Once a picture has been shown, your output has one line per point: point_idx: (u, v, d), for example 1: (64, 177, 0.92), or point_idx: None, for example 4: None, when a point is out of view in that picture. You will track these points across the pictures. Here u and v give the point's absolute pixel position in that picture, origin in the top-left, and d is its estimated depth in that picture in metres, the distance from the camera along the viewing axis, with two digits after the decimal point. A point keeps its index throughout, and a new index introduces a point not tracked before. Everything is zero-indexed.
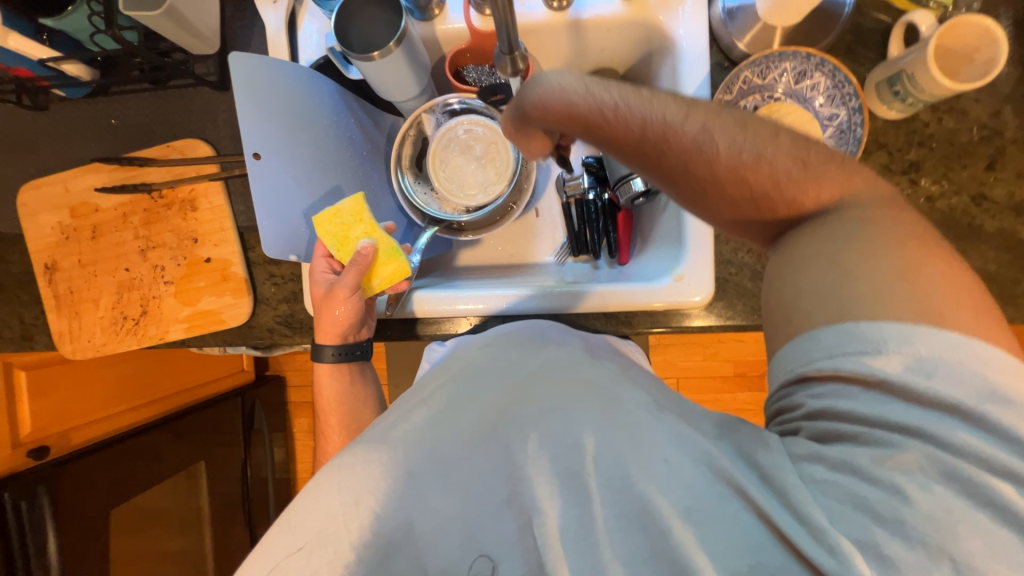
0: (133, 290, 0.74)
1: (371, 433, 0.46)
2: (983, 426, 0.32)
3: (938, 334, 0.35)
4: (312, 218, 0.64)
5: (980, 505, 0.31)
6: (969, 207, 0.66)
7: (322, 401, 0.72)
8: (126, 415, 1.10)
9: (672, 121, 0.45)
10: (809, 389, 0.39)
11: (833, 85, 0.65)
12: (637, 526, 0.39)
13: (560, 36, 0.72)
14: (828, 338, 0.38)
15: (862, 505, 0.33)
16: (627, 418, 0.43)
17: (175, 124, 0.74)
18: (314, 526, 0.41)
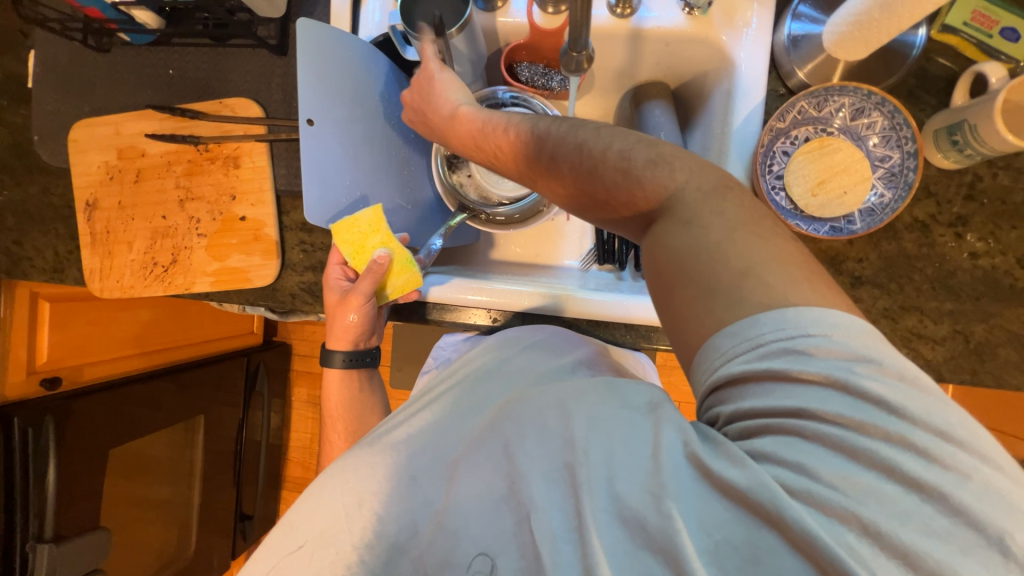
0: (166, 238, 0.76)
1: (372, 436, 0.50)
2: (861, 401, 0.32)
3: (806, 320, 0.35)
4: (329, 225, 0.63)
5: (890, 478, 0.31)
6: (1013, 268, 0.64)
7: (328, 407, 0.73)
8: (140, 358, 1.15)
9: (554, 134, 0.51)
10: (730, 389, 0.37)
11: (890, 127, 0.64)
12: (623, 519, 0.37)
13: (618, 42, 0.72)
14: (738, 327, 0.36)
15: (792, 494, 0.32)
16: (615, 417, 0.41)
17: (230, 82, 0.75)
18: (317, 527, 0.44)
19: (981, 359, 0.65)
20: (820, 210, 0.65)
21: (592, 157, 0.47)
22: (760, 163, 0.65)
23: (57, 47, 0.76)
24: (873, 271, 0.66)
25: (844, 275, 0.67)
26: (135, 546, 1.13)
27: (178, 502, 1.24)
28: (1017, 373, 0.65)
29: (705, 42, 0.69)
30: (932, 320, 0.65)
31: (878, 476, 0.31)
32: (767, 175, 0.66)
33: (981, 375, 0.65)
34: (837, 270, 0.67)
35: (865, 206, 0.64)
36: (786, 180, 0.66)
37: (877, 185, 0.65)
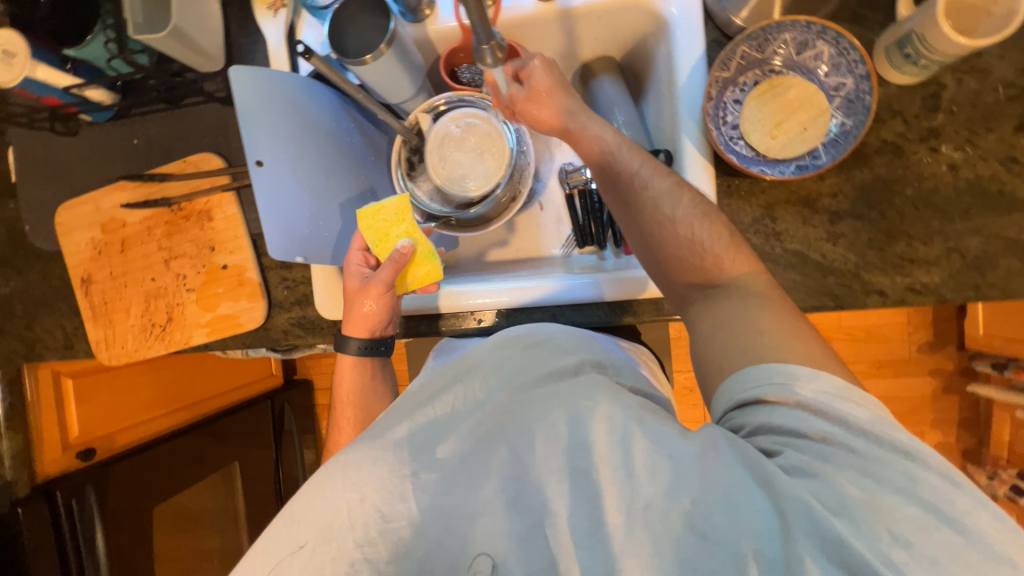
0: (159, 299, 0.79)
1: (373, 432, 0.47)
2: (863, 433, 0.40)
3: (814, 382, 0.43)
4: (356, 212, 0.68)
5: (901, 493, 0.37)
6: (999, 173, 0.61)
7: (340, 392, 0.73)
8: (174, 415, 1.18)
9: (647, 180, 0.58)
10: (754, 414, 0.44)
11: (838, 53, 0.62)
12: (645, 524, 0.38)
13: (549, 25, 0.72)
14: (756, 369, 0.45)
15: (827, 508, 0.37)
16: (631, 421, 0.43)
17: (190, 140, 0.78)
18: (318, 522, 0.42)
19: (983, 273, 0.62)
20: (782, 151, 0.64)
21: (678, 218, 0.57)
22: (711, 117, 0.64)
23: (30, 140, 0.81)
24: (850, 203, 0.64)
25: (821, 212, 0.65)
26: None
27: (231, 549, 1.28)
28: None
29: (634, 7, 0.68)
30: (922, 242, 0.63)
31: (892, 492, 0.37)
32: (721, 127, 0.64)
33: (985, 290, 0.62)
34: (812, 209, 0.65)
35: (828, 137, 0.63)
36: (743, 129, 0.64)
37: (836, 114, 0.63)
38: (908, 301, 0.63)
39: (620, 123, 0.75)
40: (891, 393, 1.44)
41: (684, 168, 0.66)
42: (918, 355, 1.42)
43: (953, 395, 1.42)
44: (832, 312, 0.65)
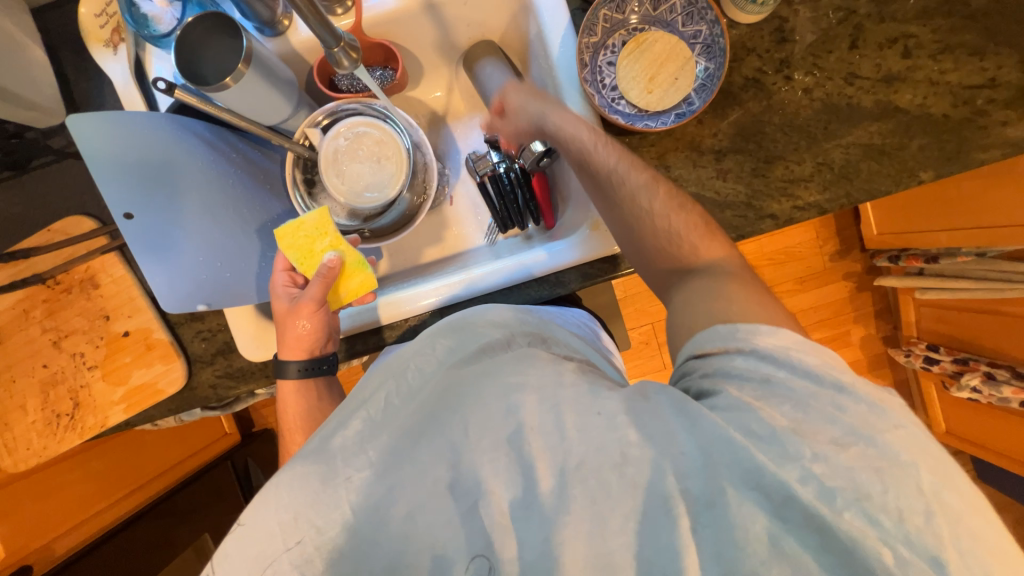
0: (58, 385, 0.71)
1: (307, 445, 0.46)
2: (808, 374, 0.42)
3: (778, 334, 0.45)
4: (273, 231, 0.64)
5: (821, 417, 0.39)
6: (844, 89, 0.68)
7: (287, 420, 0.68)
8: (123, 501, 1.09)
9: (624, 175, 0.59)
10: (707, 366, 0.47)
11: (687, 4, 0.66)
12: (578, 483, 0.40)
13: (417, 18, 0.71)
14: (722, 330, 0.48)
15: (750, 437, 0.39)
16: (561, 391, 0.44)
17: (50, 205, 0.70)
18: (252, 551, 0.40)
19: (850, 180, 0.69)
20: (660, 104, 0.68)
21: (653, 207, 0.58)
22: (589, 81, 0.67)
23: None
24: (729, 140, 0.69)
25: (706, 153, 0.69)
26: None
27: None
28: (884, 178, 0.69)
29: None
30: (795, 163, 0.69)
31: (815, 418, 0.39)
32: (602, 91, 0.68)
33: (854, 195, 0.69)
34: (698, 152, 0.69)
35: (697, 83, 0.67)
36: (621, 89, 0.68)
37: (700, 61, 0.67)
38: (795, 218, 0.69)
39: None
40: (816, 303, 1.58)
41: None
42: (830, 264, 1.57)
43: (865, 292, 1.59)
44: (734, 242, 0.70)
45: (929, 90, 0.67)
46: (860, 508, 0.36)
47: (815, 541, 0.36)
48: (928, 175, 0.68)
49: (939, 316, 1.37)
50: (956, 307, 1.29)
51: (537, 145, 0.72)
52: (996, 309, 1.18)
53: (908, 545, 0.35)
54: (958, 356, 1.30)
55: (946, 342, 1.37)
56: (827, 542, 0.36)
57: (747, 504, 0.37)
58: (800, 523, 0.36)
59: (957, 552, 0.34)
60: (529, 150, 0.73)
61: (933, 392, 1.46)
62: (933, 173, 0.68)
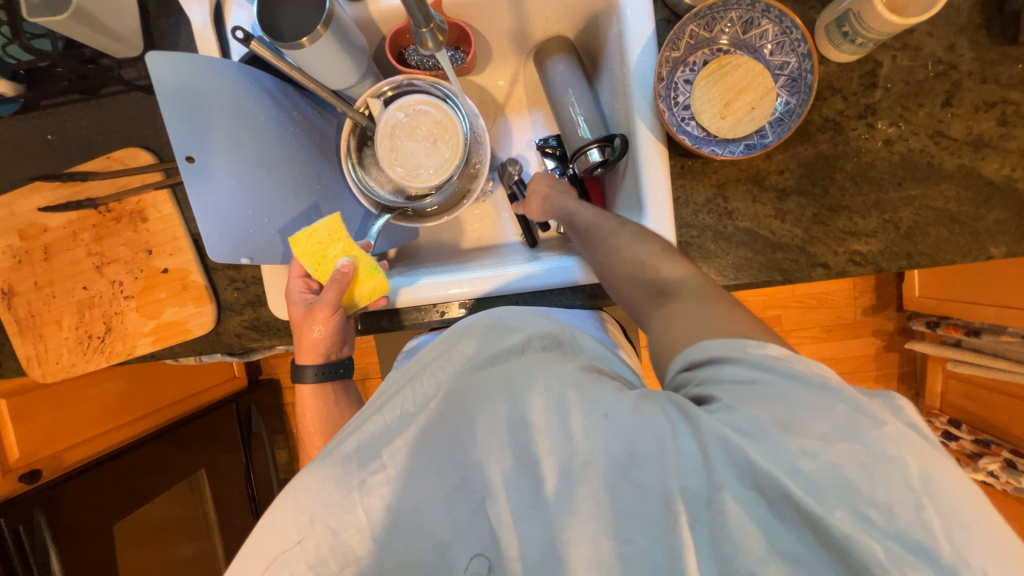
0: (94, 308, 0.73)
1: (328, 444, 0.47)
2: (793, 374, 0.38)
3: (767, 350, 0.40)
4: (287, 240, 0.64)
5: (817, 413, 0.35)
6: (929, 146, 0.65)
7: (305, 422, 0.71)
8: (133, 425, 1.12)
9: (609, 231, 0.62)
10: (703, 371, 0.43)
11: (782, 32, 0.63)
12: (582, 485, 0.40)
13: (497, 4, 0.70)
14: (714, 343, 0.43)
15: (736, 431, 0.36)
16: (568, 391, 0.43)
17: (113, 134, 0.71)
18: (272, 550, 0.42)
19: (914, 242, 0.66)
20: (732, 131, 0.65)
21: (638, 255, 0.58)
22: (664, 96, 0.64)
23: None
24: (796, 180, 0.66)
25: (769, 189, 0.67)
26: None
27: (203, 557, 1.24)
28: (951, 247, 0.65)
29: None
30: (860, 216, 0.66)
31: (810, 418, 0.35)
32: (673, 109, 0.66)
33: (917, 257, 0.66)
34: (761, 186, 0.67)
35: (774, 117, 0.64)
36: (694, 109, 0.66)
37: (781, 94, 0.64)
38: (850, 272, 0.67)
39: (575, 104, 0.73)
40: (840, 355, 1.54)
41: (640, 151, 0.66)
42: (862, 317, 1.51)
43: (893, 352, 1.53)
44: (781, 285, 0.67)
45: (1020, 162, 0.64)
46: (854, 506, 0.32)
47: (808, 537, 0.34)
48: (999, 250, 0.64)
49: (968, 391, 1.32)
50: (989, 386, 1.24)
51: (594, 154, 0.70)
52: None
53: (900, 542, 0.32)
54: (981, 436, 1.25)
55: (970, 419, 1.32)
56: (821, 540, 0.34)
57: (744, 504, 0.35)
58: (797, 527, 0.34)
59: (955, 548, 0.31)
60: (584, 158, 0.71)
61: None
62: (1004, 250, 0.64)
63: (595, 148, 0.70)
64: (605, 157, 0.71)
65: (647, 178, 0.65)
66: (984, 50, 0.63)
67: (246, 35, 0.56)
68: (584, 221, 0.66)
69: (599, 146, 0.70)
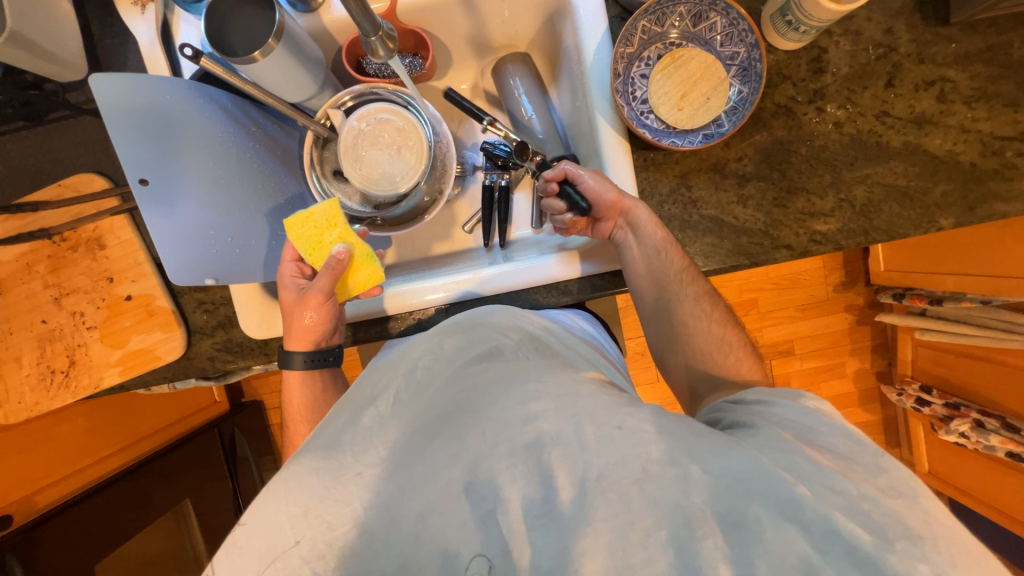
0: (55, 342, 0.70)
1: (317, 438, 0.41)
2: (831, 423, 0.43)
3: (812, 399, 0.46)
4: (283, 222, 0.63)
5: (868, 469, 0.38)
6: (876, 126, 0.68)
7: (291, 409, 0.67)
8: (110, 460, 1.09)
9: (680, 278, 0.65)
10: (743, 412, 0.48)
11: (729, 24, 0.64)
12: (599, 493, 0.36)
13: (453, 9, 0.70)
14: (762, 389, 0.50)
15: (786, 469, 0.37)
16: (581, 401, 0.40)
17: (63, 160, 0.69)
18: (262, 544, 0.35)
19: (869, 219, 0.68)
20: (689, 122, 0.67)
21: (695, 320, 0.66)
22: (620, 92, 0.66)
23: None
24: (754, 166, 0.68)
25: (730, 176, 0.68)
26: None
27: None
28: (904, 221, 0.68)
29: None
30: (817, 196, 0.68)
31: (855, 467, 0.38)
32: (631, 103, 0.67)
33: (872, 234, 0.69)
34: (721, 174, 0.68)
35: (728, 106, 0.66)
36: (651, 103, 0.67)
37: (734, 83, 0.66)
38: (811, 251, 0.69)
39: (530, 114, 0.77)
40: (815, 332, 1.58)
41: (602, 148, 0.67)
42: (833, 294, 1.56)
43: (865, 326, 1.59)
44: (747, 269, 0.69)
45: (960, 137, 0.67)
46: (902, 542, 0.33)
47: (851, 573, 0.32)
48: (947, 222, 0.68)
49: (935, 358, 1.38)
50: (954, 351, 1.30)
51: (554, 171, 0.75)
52: (995, 357, 1.18)
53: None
54: (951, 400, 1.30)
55: (941, 384, 1.37)
56: None
57: (785, 535, 0.34)
58: (843, 560, 0.32)
59: None
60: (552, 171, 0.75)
61: (919, 431, 1.48)
62: (953, 221, 0.68)
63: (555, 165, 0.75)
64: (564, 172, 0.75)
65: (611, 171, 0.67)
66: (920, 32, 0.66)
67: (195, 52, 0.54)
68: (643, 217, 0.64)
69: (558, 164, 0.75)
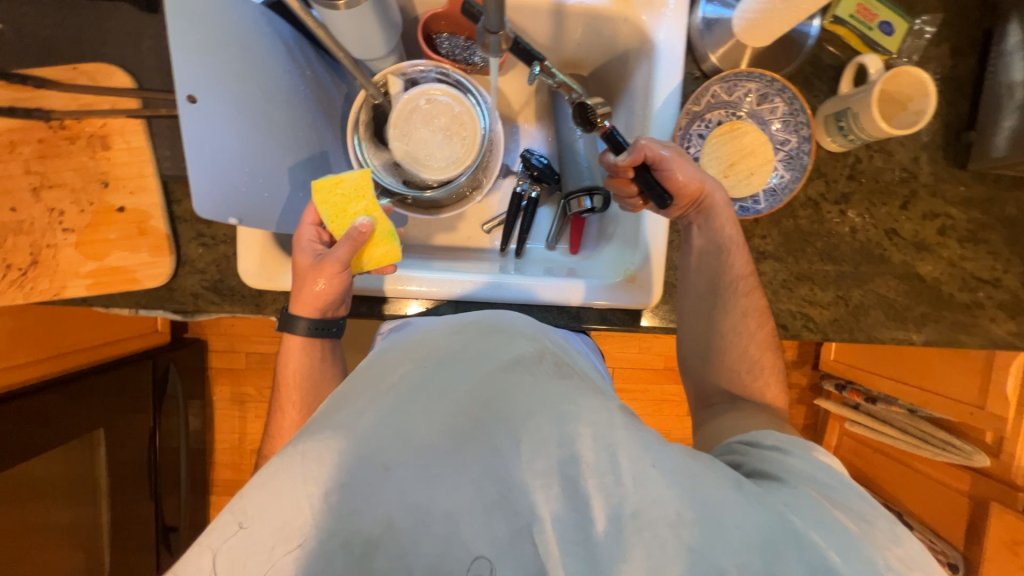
0: (19, 235, 0.63)
1: (333, 419, 0.40)
2: (838, 477, 0.45)
3: (823, 453, 0.49)
4: (311, 183, 0.59)
5: (887, 535, 0.40)
6: (883, 241, 0.74)
7: (285, 373, 0.65)
8: (28, 369, 0.97)
9: (741, 281, 0.68)
10: (760, 459, 0.49)
11: (789, 112, 0.69)
12: (633, 531, 0.37)
13: (542, 17, 0.69)
14: (779, 435, 0.52)
15: (808, 525, 0.39)
16: (618, 431, 0.41)
17: (84, 43, 0.62)
18: (274, 521, 0.35)
19: (858, 320, 0.75)
20: (730, 191, 0.70)
21: (748, 340, 0.67)
22: (678, 146, 0.69)
23: None
24: (774, 246, 0.73)
25: (751, 250, 0.73)
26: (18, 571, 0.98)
27: (84, 525, 1.10)
28: (884, 330, 0.75)
29: (625, 23, 0.69)
30: (820, 288, 0.74)
31: (879, 536, 0.40)
32: None
33: (857, 334, 0.75)
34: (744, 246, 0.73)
35: (768, 187, 0.70)
36: (701, 163, 0.71)
37: (778, 167, 0.70)
38: (803, 335, 0.74)
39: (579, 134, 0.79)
40: None
41: None
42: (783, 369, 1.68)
43: (802, 405, 1.71)
44: None
45: (946, 269, 0.75)
46: None
47: None
48: (919, 339, 0.75)
49: (856, 449, 1.51)
50: (875, 446, 1.43)
51: (585, 201, 0.76)
52: (907, 460, 1.33)
53: None
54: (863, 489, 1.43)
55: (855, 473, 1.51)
56: None
57: None
58: None
59: None
60: (578, 202, 0.77)
61: None
62: (924, 339, 0.75)
63: (586, 197, 0.77)
64: (593, 205, 0.77)
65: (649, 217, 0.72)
66: (939, 168, 0.74)
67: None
68: (721, 204, 0.66)
69: (587, 195, 0.77)
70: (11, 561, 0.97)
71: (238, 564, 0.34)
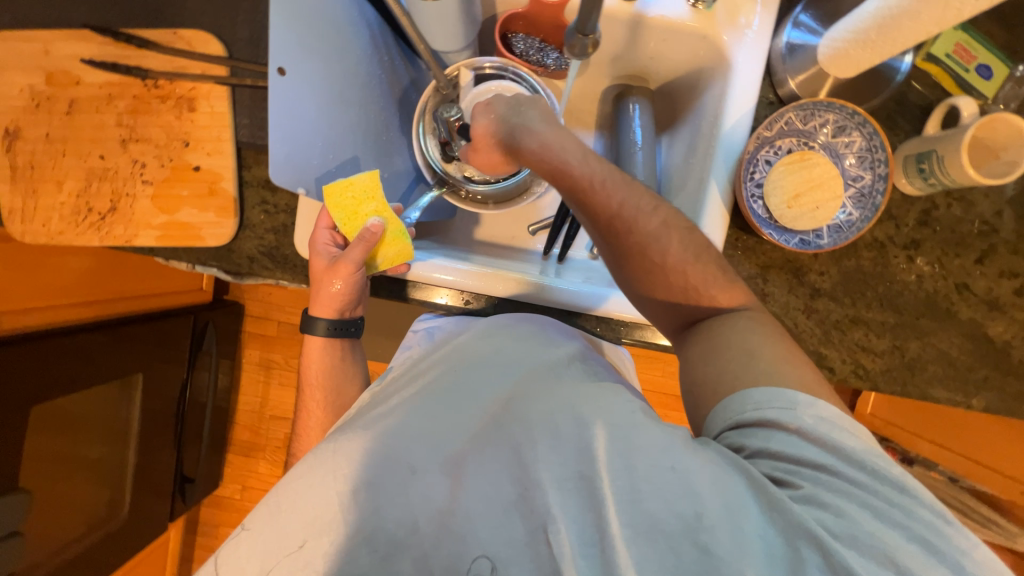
0: (104, 181, 0.67)
1: (364, 421, 0.45)
2: (853, 461, 0.39)
3: (815, 406, 0.42)
4: (321, 187, 0.59)
5: (898, 514, 0.37)
6: (952, 294, 0.70)
7: (308, 375, 0.67)
8: (82, 308, 1.02)
9: (629, 215, 0.54)
10: (749, 431, 0.43)
11: (867, 147, 0.66)
12: (647, 539, 0.36)
13: (619, 26, 0.70)
14: (760, 393, 0.43)
15: (827, 532, 0.36)
16: (637, 430, 0.40)
17: (187, 11, 0.67)
18: (310, 513, 0.38)
19: (913, 373, 0.70)
20: (793, 222, 0.67)
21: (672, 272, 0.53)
22: (745, 167, 0.66)
23: None
24: (831, 284, 0.70)
25: (805, 286, 0.70)
26: (49, 508, 0.99)
27: (108, 467, 1.13)
28: (942, 388, 0.70)
29: (703, 39, 0.68)
30: (875, 334, 0.70)
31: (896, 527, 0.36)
32: (748, 182, 0.67)
33: (910, 387, 0.71)
34: (799, 280, 0.70)
35: (835, 222, 0.67)
36: (765, 189, 0.67)
37: (847, 204, 0.67)
38: (850, 381, 0.71)
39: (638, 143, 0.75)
40: None
41: (707, 196, 0.67)
42: None
43: None
44: None
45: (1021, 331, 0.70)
46: None
47: None
48: (980, 402, 0.70)
49: None
50: None
51: None
52: None
53: None
54: None
55: None
56: None
57: None
58: None
59: None
60: None
61: None
62: (984, 404, 0.70)
63: None
64: None
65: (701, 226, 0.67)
66: None
67: None
68: (532, 141, 0.56)
69: None
70: (45, 496, 0.97)
71: (274, 551, 0.38)
